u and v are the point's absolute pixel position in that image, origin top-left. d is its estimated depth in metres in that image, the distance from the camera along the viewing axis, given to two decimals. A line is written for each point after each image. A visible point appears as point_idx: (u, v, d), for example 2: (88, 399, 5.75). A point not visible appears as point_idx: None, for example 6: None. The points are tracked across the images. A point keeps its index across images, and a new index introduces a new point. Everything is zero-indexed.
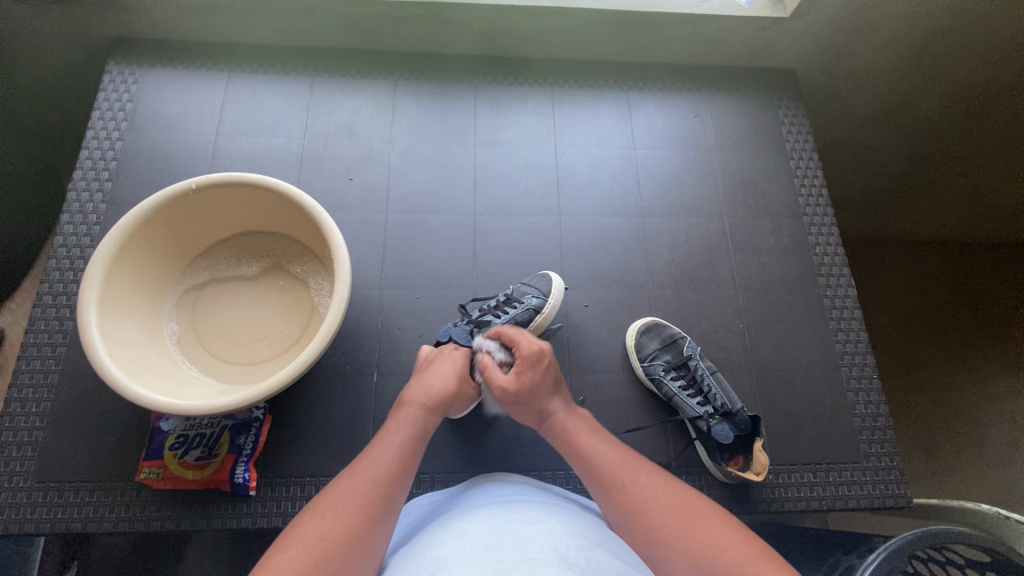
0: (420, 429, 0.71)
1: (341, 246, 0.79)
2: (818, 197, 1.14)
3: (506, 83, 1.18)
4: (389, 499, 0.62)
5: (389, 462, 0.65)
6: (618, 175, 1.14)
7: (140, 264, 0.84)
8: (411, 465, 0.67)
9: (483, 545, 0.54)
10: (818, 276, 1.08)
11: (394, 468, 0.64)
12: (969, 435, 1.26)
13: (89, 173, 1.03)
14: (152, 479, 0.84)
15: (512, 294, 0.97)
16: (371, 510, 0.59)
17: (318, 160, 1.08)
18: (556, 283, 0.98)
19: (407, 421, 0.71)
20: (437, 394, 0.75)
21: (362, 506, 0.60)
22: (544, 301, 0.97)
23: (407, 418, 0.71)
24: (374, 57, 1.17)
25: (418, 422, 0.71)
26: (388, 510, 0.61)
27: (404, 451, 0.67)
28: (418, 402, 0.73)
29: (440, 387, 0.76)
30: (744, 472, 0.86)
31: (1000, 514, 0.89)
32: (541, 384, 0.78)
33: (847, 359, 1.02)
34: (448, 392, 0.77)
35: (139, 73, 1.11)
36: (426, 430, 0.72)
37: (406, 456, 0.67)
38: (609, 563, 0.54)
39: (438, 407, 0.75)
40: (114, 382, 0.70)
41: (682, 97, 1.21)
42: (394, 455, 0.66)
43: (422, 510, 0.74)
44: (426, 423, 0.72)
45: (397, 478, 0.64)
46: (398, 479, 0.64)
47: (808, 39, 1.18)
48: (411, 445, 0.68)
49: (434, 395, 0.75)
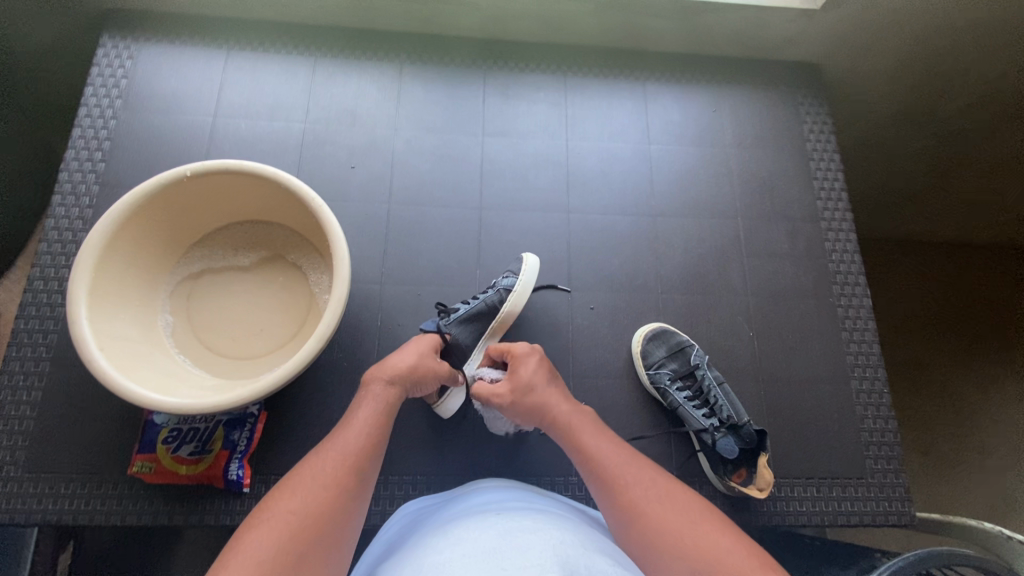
0: (387, 404, 0.71)
1: (340, 241, 0.76)
2: (838, 200, 1.10)
3: (517, 70, 1.12)
4: (359, 477, 0.62)
5: (356, 439, 0.65)
6: (630, 171, 1.09)
7: (132, 253, 0.80)
8: (380, 441, 0.67)
9: (479, 548, 0.52)
10: (833, 284, 1.04)
11: (364, 442, 0.65)
12: (976, 447, 1.24)
13: (81, 153, 0.99)
14: (145, 472, 0.82)
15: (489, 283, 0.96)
16: (341, 487, 0.59)
17: (319, 145, 1.04)
18: (529, 260, 0.94)
19: (374, 396, 0.71)
20: (401, 368, 0.75)
21: (334, 483, 0.59)
22: (516, 279, 0.93)
23: (375, 392, 0.72)
24: (380, 37, 1.11)
25: (385, 397, 0.72)
26: (359, 487, 0.61)
27: (371, 428, 0.67)
28: (385, 371, 0.74)
29: (406, 364, 0.76)
30: (747, 487, 0.85)
31: (1002, 534, 0.88)
32: (534, 375, 0.79)
33: (858, 371, 0.99)
34: (415, 367, 0.77)
35: (134, 47, 1.06)
36: (393, 404, 0.72)
37: (376, 431, 0.67)
38: (606, 568, 0.52)
39: (404, 377, 0.75)
40: (105, 378, 0.68)
41: (701, 90, 1.16)
42: (364, 431, 0.67)
43: (409, 518, 0.72)
44: (392, 396, 0.72)
45: (366, 453, 0.64)
46: (369, 453, 0.65)
47: (838, 33, 1.12)
48: (379, 420, 0.69)
49: (398, 368, 0.75)
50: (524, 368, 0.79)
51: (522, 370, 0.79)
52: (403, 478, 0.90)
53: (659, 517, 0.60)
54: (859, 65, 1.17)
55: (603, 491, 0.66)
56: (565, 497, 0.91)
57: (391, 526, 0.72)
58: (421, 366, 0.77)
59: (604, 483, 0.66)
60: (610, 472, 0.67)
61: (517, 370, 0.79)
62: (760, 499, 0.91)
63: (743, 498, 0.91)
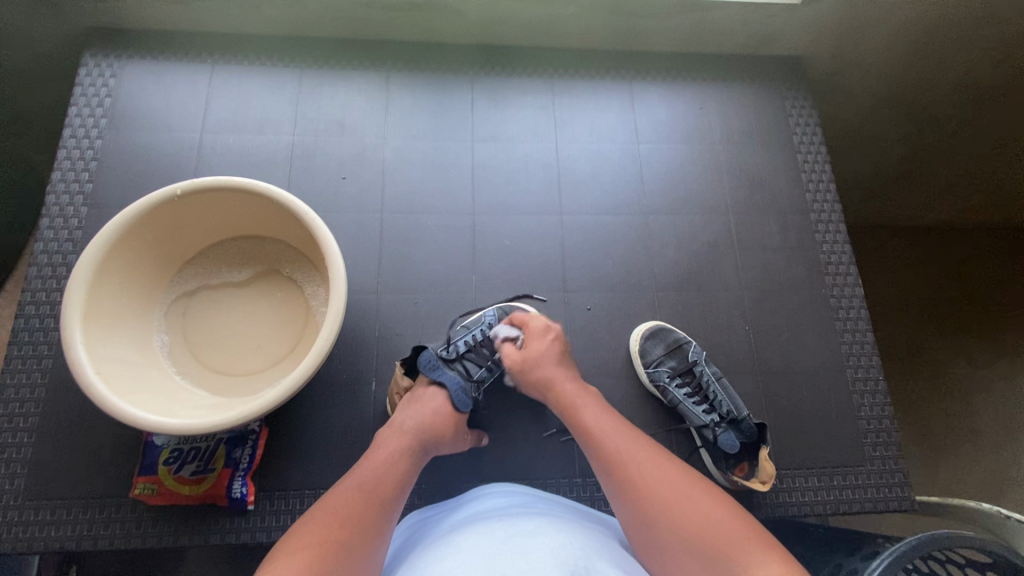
0: (405, 451, 0.71)
1: (335, 254, 0.76)
2: (826, 192, 1.11)
3: (504, 74, 1.13)
4: (372, 525, 0.61)
5: (370, 485, 0.65)
6: (620, 171, 1.10)
7: (125, 274, 0.80)
8: (397, 491, 0.66)
9: (485, 555, 0.53)
10: (825, 275, 1.06)
11: (392, 475, 0.67)
12: (970, 429, 1.25)
13: (68, 174, 0.98)
14: (147, 495, 0.82)
15: (499, 332, 0.92)
16: (353, 533, 0.59)
17: (309, 157, 1.04)
18: None
19: (397, 438, 0.73)
20: (421, 420, 0.75)
21: (346, 530, 0.59)
22: None
23: (392, 443, 0.72)
24: (366, 47, 1.11)
25: (403, 445, 0.72)
26: (373, 537, 0.60)
27: (384, 477, 0.67)
28: (401, 432, 0.73)
29: (428, 416, 0.76)
30: (749, 481, 0.86)
31: (1002, 515, 0.90)
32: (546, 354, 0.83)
33: (853, 360, 1.01)
34: (433, 416, 0.76)
35: (117, 65, 1.05)
36: (410, 454, 0.71)
37: (392, 481, 0.67)
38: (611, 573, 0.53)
39: (423, 440, 0.74)
40: (104, 402, 0.67)
41: (687, 87, 1.17)
42: (387, 468, 0.68)
43: (414, 526, 0.72)
44: (411, 448, 0.72)
45: (381, 503, 0.64)
46: (396, 487, 0.67)
47: (820, 26, 1.13)
48: (395, 467, 0.69)
49: (416, 421, 0.75)
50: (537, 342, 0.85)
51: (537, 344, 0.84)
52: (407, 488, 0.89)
53: (652, 490, 0.63)
54: (842, 55, 1.19)
55: (602, 469, 0.68)
56: (571, 498, 0.91)
57: (397, 537, 0.72)
58: (439, 416, 0.77)
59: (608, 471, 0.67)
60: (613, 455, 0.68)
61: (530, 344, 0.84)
62: (763, 491, 0.91)
63: (746, 491, 0.92)
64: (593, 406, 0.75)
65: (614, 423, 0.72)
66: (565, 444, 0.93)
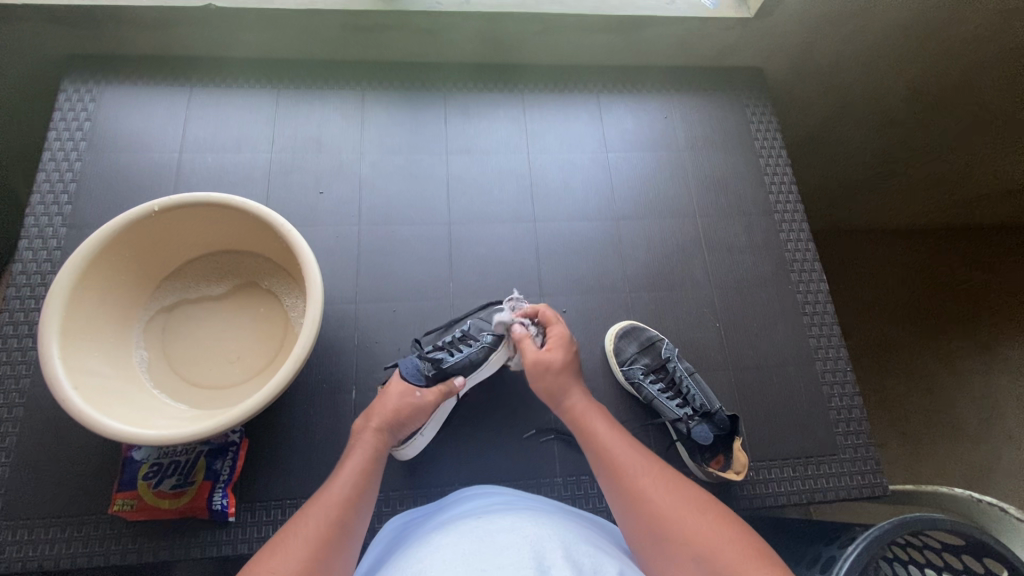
0: (376, 450, 0.73)
1: (312, 262, 0.78)
2: (789, 193, 1.16)
3: (476, 90, 1.17)
4: (351, 519, 0.62)
5: (347, 485, 0.66)
6: (591, 180, 1.14)
7: (102, 291, 0.81)
8: (368, 488, 0.68)
9: (462, 554, 0.54)
10: (790, 272, 1.10)
11: (365, 470, 0.69)
12: (944, 419, 1.29)
13: (47, 197, 0.99)
14: (127, 510, 0.82)
15: (468, 332, 0.94)
16: (337, 527, 0.60)
17: (286, 173, 1.06)
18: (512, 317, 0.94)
19: (365, 440, 0.74)
20: (387, 412, 0.78)
21: (327, 526, 0.60)
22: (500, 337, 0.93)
23: (362, 443, 0.73)
24: (341, 68, 1.15)
25: (374, 443, 0.74)
26: (353, 534, 0.61)
27: (359, 475, 0.68)
28: (370, 428, 0.76)
29: (392, 407, 0.78)
30: (725, 472, 0.88)
31: (974, 499, 0.91)
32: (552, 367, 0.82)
33: (821, 353, 1.04)
34: (398, 409, 0.79)
35: (96, 90, 1.07)
36: (380, 453, 0.73)
37: (366, 474, 0.69)
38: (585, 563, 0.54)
39: (389, 435, 0.77)
40: (80, 415, 0.68)
41: (652, 99, 1.22)
42: (361, 463, 0.70)
43: (396, 530, 0.72)
44: (381, 445, 0.74)
45: (359, 498, 0.65)
46: (370, 480, 0.69)
47: (773, 41, 1.19)
48: (368, 465, 0.70)
49: (385, 416, 0.77)
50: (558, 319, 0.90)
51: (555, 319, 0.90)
52: (390, 494, 0.89)
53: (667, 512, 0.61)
54: (798, 67, 1.24)
55: (618, 494, 0.66)
56: (552, 498, 0.92)
57: (377, 541, 0.71)
58: (405, 407, 0.79)
59: (612, 482, 0.68)
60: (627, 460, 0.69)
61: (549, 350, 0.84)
62: (739, 484, 0.93)
63: (723, 484, 0.93)
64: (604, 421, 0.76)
65: (628, 444, 0.71)
66: (544, 445, 0.94)
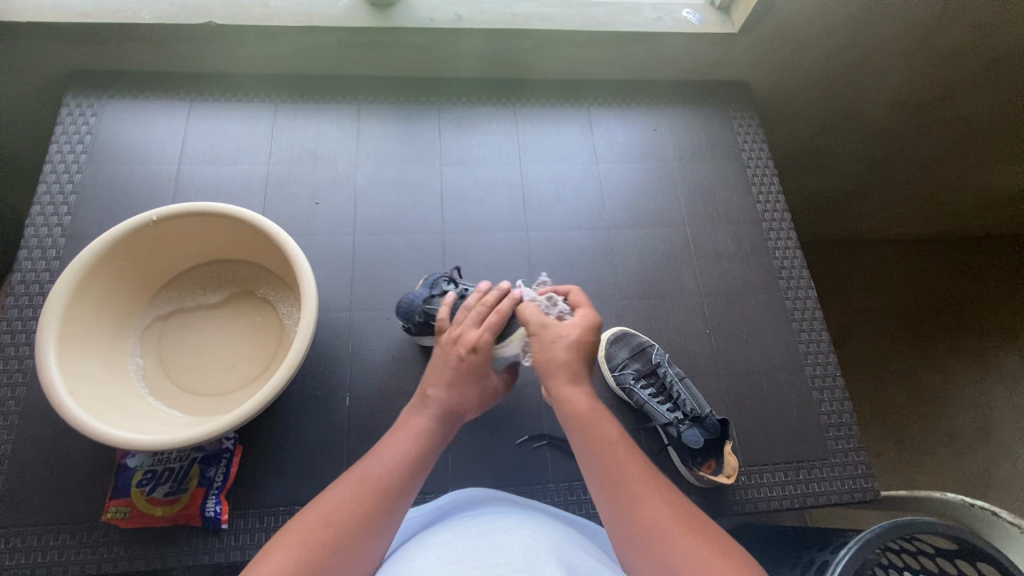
0: (437, 429, 0.70)
1: (306, 269, 0.79)
2: (776, 202, 1.18)
3: (469, 103, 1.20)
4: (397, 502, 0.61)
5: (375, 483, 0.61)
6: (582, 190, 1.16)
7: (99, 300, 0.82)
8: (402, 493, 0.62)
9: (444, 562, 0.54)
10: (779, 279, 1.11)
11: (404, 471, 0.63)
12: (936, 426, 1.30)
13: (47, 208, 1.01)
14: (119, 518, 0.82)
15: None
16: (381, 508, 0.59)
17: (283, 185, 1.08)
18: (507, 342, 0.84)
19: (420, 428, 0.69)
20: (451, 399, 0.72)
21: (362, 510, 0.58)
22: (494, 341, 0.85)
23: (422, 416, 0.70)
24: (337, 82, 1.18)
25: (435, 421, 0.70)
26: (396, 516, 0.61)
27: (405, 468, 0.64)
28: (431, 406, 0.71)
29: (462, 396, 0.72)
30: (715, 476, 0.89)
31: (964, 502, 0.91)
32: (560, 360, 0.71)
33: (810, 358, 1.05)
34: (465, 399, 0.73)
35: (98, 104, 1.10)
36: (441, 433, 0.70)
37: (407, 475, 0.63)
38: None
39: (454, 414, 0.72)
40: (75, 420, 0.68)
41: (641, 112, 1.25)
42: (403, 460, 0.65)
43: (402, 527, 0.70)
44: (442, 424, 0.70)
45: (411, 481, 0.64)
46: (407, 484, 0.63)
47: (757, 57, 1.22)
48: (426, 445, 0.68)
49: (448, 401, 0.71)
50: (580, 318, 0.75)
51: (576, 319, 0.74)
52: None
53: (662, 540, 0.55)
54: (783, 80, 1.27)
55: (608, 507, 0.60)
56: (545, 503, 0.92)
57: None
58: (472, 396, 0.74)
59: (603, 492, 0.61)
60: (624, 487, 0.60)
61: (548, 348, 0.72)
62: (732, 488, 0.94)
63: (716, 489, 0.94)
64: (607, 424, 0.66)
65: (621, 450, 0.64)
66: (537, 450, 0.95)
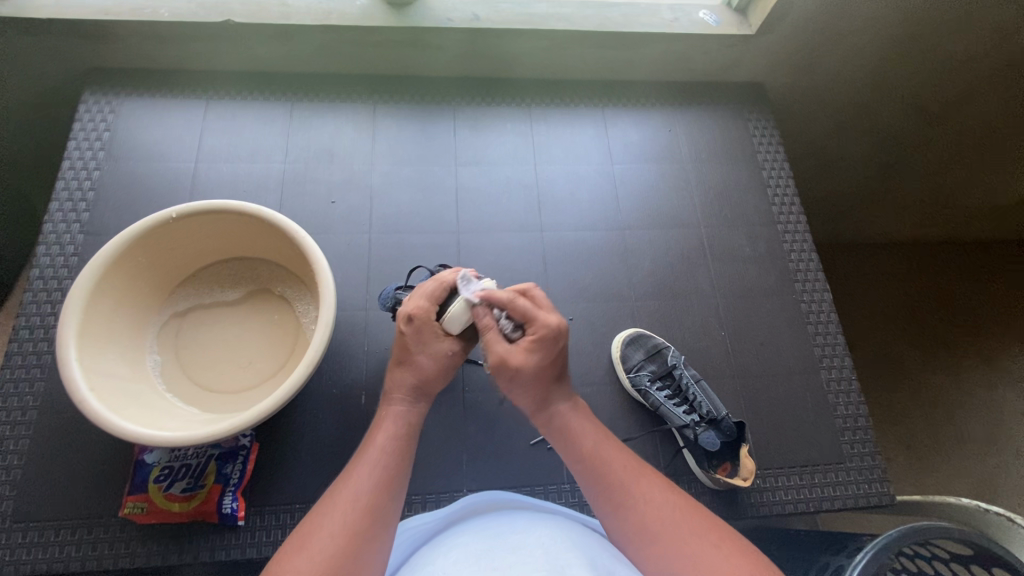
0: (407, 425, 0.68)
1: (325, 267, 0.79)
2: (792, 205, 1.18)
3: (485, 103, 1.20)
4: (377, 514, 0.59)
5: (363, 493, 0.60)
6: (597, 190, 1.16)
7: (119, 296, 0.82)
8: (390, 498, 0.61)
9: (471, 564, 0.54)
10: (794, 281, 1.11)
11: (386, 475, 0.62)
12: (951, 431, 1.29)
13: (66, 205, 1.02)
14: (137, 513, 0.82)
15: None
16: (364, 526, 0.58)
17: (299, 183, 1.09)
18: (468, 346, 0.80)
19: (395, 422, 0.67)
20: (414, 380, 0.69)
21: (353, 524, 0.58)
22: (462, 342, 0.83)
23: (392, 416, 0.68)
24: (353, 81, 1.18)
25: (405, 417, 0.68)
26: (383, 527, 0.59)
27: (388, 471, 0.63)
28: (399, 400, 0.69)
29: (417, 375, 0.68)
30: (732, 478, 0.89)
31: (980, 508, 0.91)
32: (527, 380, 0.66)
33: (826, 361, 1.05)
34: (423, 377, 0.69)
35: (115, 102, 1.10)
36: (414, 427, 0.68)
37: (390, 479, 0.62)
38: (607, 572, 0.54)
39: (425, 401, 0.70)
40: (96, 416, 0.69)
41: (656, 113, 1.24)
42: (383, 463, 0.63)
43: (416, 531, 0.70)
44: (413, 417, 0.69)
45: (388, 487, 0.62)
46: (391, 487, 0.62)
47: (773, 59, 1.22)
48: (398, 446, 0.66)
49: (410, 383, 0.69)
50: (536, 352, 0.65)
51: (526, 356, 0.65)
52: None
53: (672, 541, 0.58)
54: (800, 82, 1.27)
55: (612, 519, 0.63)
56: (560, 504, 0.92)
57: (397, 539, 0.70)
58: (429, 370, 0.68)
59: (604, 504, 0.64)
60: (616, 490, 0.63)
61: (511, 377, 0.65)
62: (747, 491, 0.94)
63: (731, 492, 0.94)
64: (592, 430, 0.68)
65: (610, 452, 0.66)
66: (552, 451, 0.95)
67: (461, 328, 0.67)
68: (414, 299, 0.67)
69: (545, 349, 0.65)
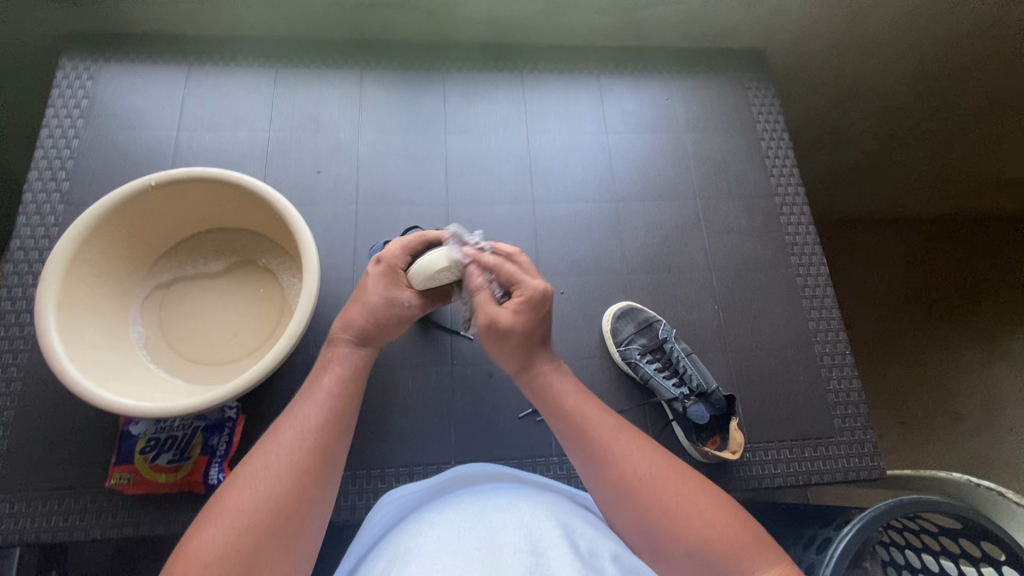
0: (354, 365, 0.69)
1: (307, 237, 0.77)
2: (791, 177, 1.15)
3: (476, 70, 1.16)
4: (324, 450, 0.60)
5: (308, 432, 0.60)
6: (590, 160, 1.13)
7: (98, 267, 0.81)
8: (337, 436, 0.62)
9: (443, 538, 0.54)
10: (790, 255, 1.09)
11: (332, 414, 0.63)
12: (944, 407, 1.28)
13: (45, 173, 0.99)
14: (123, 484, 0.82)
15: None
16: (312, 459, 0.59)
17: (284, 152, 1.06)
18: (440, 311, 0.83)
19: (342, 361, 0.68)
20: (361, 322, 0.70)
21: (299, 460, 0.58)
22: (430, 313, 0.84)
23: (337, 357, 0.69)
24: (339, 46, 1.14)
25: (351, 358, 0.69)
26: (331, 463, 0.60)
27: (336, 411, 0.63)
28: (343, 342, 0.70)
29: (364, 318, 0.70)
30: (721, 451, 0.89)
31: (971, 482, 0.89)
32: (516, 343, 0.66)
33: (820, 335, 1.03)
34: (372, 318, 0.70)
35: (94, 67, 1.07)
36: (361, 367, 0.69)
37: (337, 419, 0.63)
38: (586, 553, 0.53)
39: (373, 345, 0.71)
40: (75, 386, 0.68)
41: (652, 80, 1.21)
42: (328, 403, 0.64)
43: (404, 501, 0.70)
44: (360, 359, 0.69)
45: (335, 426, 0.63)
46: (338, 425, 0.63)
47: (774, 24, 1.17)
48: (344, 385, 0.66)
49: (359, 325, 0.70)
50: (524, 314, 0.66)
51: (514, 317, 0.65)
52: (386, 471, 0.89)
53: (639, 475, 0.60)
54: (802, 48, 1.22)
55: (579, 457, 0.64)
56: (548, 476, 0.92)
57: (388, 509, 0.70)
58: (377, 313, 0.70)
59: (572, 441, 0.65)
60: (588, 439, 0.63)
61: (503, 344, 0.67)
62: (737, 465, 0.93)
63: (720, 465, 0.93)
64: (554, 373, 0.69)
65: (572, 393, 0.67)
66: (541, 424, 0.94)
67: (422, 281, 0.70)
68: (391, 248, 0.74)
69: (531, 311, 0.66)
